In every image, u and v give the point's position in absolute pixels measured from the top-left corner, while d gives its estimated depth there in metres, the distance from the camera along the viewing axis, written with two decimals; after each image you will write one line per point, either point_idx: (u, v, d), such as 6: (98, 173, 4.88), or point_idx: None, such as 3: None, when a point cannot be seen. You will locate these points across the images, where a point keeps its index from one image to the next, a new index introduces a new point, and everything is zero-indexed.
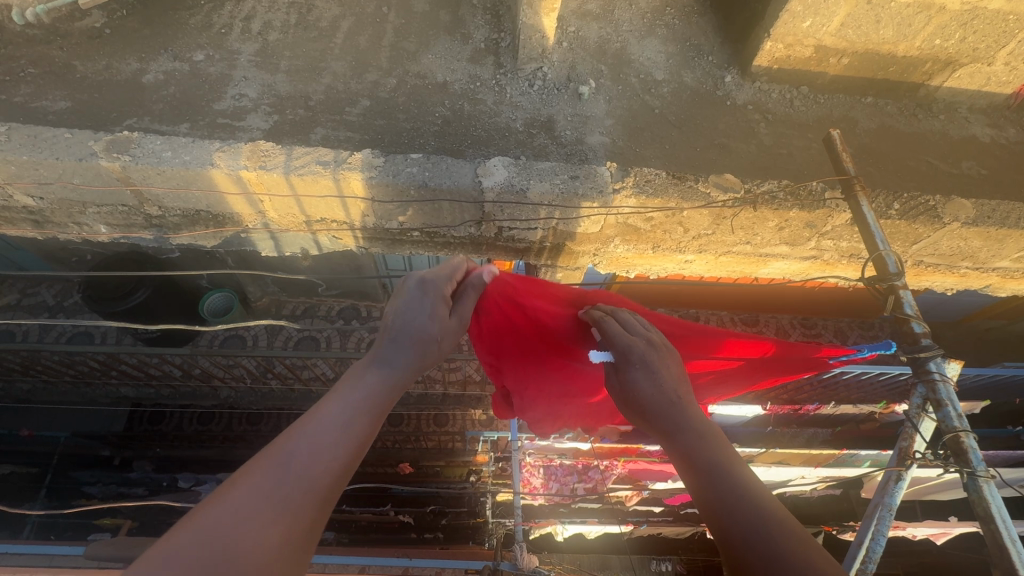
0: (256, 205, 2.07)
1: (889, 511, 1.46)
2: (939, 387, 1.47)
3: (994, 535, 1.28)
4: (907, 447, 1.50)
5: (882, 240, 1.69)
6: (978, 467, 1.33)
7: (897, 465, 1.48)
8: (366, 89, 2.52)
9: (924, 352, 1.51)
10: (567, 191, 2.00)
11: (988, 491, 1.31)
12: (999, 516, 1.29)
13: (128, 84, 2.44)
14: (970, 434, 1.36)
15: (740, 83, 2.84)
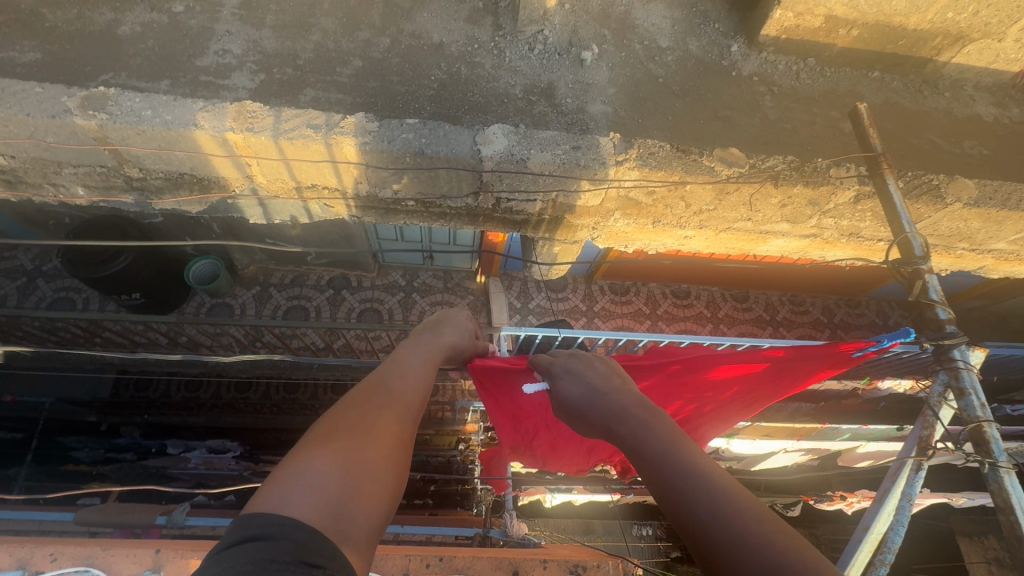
0: (244, 170, 1.97)
1: (909, 502, 1.48)
2: (963, 375, 1.49)
3: (1013, 526, 1.30)
4: (928, 437, 1.52)
5: (908, 222, 1.69)
6: (1000, 458, 1.36)
7: (916, 456, 1.50)
8: (357, 48, 2.39)
9: (949, 339, 1.51)
10: (568, 163, 1.94)
11: (1009, 481, 1.34)
12: (1019, 508, 1.31)
13: (102, 35, 2.28)
14: (993, 424, 1.38)
15: (746, 53, 2.75)
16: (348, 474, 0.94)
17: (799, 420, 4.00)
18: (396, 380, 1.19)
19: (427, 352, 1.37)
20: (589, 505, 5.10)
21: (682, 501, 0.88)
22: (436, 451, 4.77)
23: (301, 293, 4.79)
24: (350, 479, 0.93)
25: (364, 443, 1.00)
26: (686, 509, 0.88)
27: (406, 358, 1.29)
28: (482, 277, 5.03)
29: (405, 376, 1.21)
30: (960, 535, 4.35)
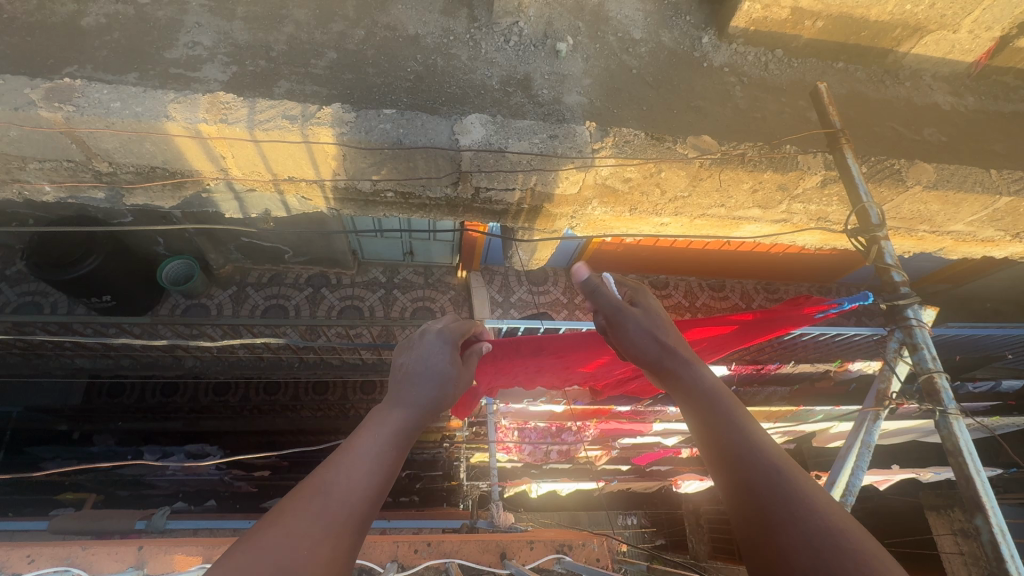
0: (218, 162, 1.94)
1: (868, 449, 1.53)
2: (916, 332, 1.57)
3: (962, 467, 1.37)
4: (884, 389, 1.57)
5: (866, 192, 1.76)
6: (949, 406, 1.43)
7: (875, 406, 1.54)
8: (332, 40, 2.37)
9: (902, 300, 1.59)
10: (545, 151, 1.96)
11: (957, 427, 1.41)
12: (967, 450, 1.38)
13: (65, 27, 2.22)
14: (943, 374, 1.46)
15: (717, 45, 2.81)
16: (330, 549, 0.79)
17: (775, 403, 4.12)
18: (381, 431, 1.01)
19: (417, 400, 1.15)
20: (575, 496, 5.16)
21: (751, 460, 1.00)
22: (421, 448, 4.76)
23: (279, 292, 4.73)
24: (332, 556, 0.79)
25: (345, 507, 0.85)
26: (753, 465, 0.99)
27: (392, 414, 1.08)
28: (463, 272, 5.04)
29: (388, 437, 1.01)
30: (928, 509, 4.53)
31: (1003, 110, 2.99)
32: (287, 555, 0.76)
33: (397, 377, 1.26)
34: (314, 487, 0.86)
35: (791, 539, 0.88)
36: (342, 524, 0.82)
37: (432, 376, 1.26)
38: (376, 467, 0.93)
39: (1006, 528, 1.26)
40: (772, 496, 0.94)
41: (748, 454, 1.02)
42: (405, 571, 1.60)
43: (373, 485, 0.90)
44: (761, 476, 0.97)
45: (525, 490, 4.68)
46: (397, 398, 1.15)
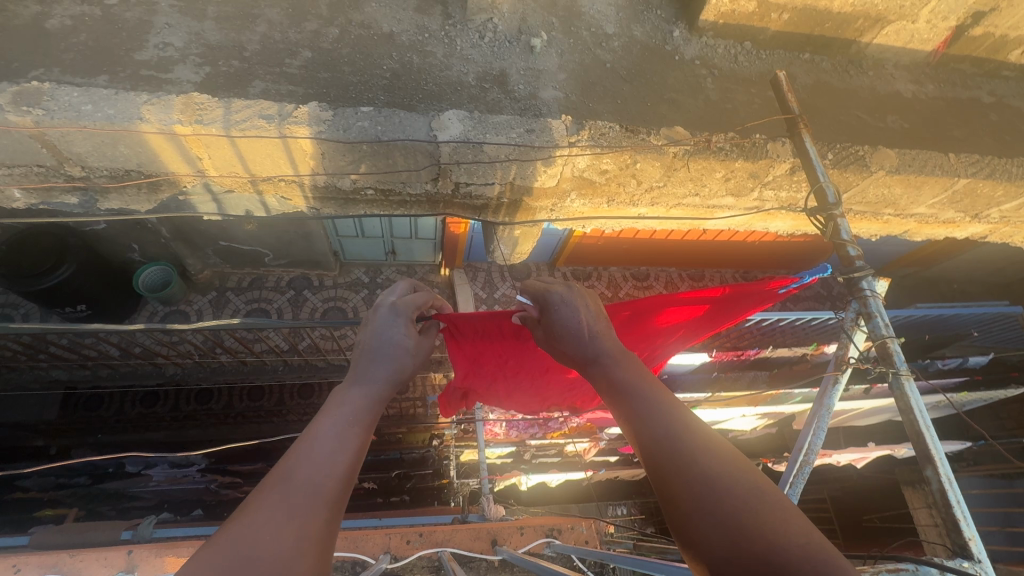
0: (194, 164, 1.93)
1: (828, 411, 1.60)
2: (870, 301, 1.64)
3: (913, 423, 1.46)
4: (843, 355, 1.65)
5: (823, 173, 1.86)
6: (901, 367, 1.51)
7: (834, 370, 1.62)
8: (306, 39, 2.37)
9: (857, 273, 1.66)
10: (523, 145, 2.00)
11: (908, 386, 1.50)
12: (918, 407, 1.47)
13: (29, 30, 2.17)
14: (895, 338, 1.54)
15: (688, 38, 2.88)
16: (299, 527, 0.77)
17: (755, 387, 4.23)
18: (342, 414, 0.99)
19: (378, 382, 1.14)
20: (565, 488, 5.21)
21: (647, 425, 0.99)
22: (410, 447, 4.76)
23: (261, 295, 4.67)
24: (302, 531, 0.77)
25: (311, 491, 0.83)
26: (649, 429, 0.98)
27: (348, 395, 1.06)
28: (446, 270, 5.05)
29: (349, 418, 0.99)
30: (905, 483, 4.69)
31: (961, 97, 3.11)
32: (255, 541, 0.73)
33: (355, 361, 1.24)
34: (278, 476, 0.84)
35: (683, 495, 0.87)
36: (309, 507, 0.80)
37: (390, 354, 1.24)
38: (340, 451, 0.91)
39: (952, 476, 1.34)
40: (664, 450, 0.94)
41: (649, 418, 1.00)
42: (397, 561, 1.63)
43: (341, 465, 0.89)
44: (657, 435, 0.96)
45: (516, 483, 4.72)
46: (357, 382, 1.13)
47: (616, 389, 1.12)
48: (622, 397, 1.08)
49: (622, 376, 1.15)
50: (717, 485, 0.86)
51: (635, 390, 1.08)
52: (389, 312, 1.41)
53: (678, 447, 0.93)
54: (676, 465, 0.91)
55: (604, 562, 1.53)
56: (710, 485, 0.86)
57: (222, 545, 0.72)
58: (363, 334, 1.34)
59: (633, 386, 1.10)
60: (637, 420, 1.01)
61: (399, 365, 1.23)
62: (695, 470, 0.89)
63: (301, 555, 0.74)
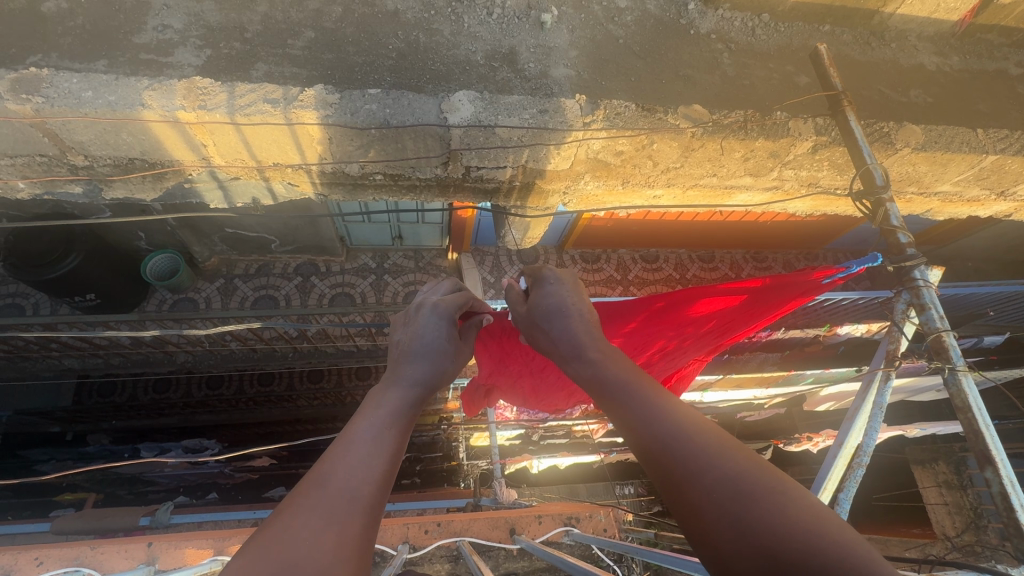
0: (199, 152, 1.88)
1: (879, 410, 1.53)
2: (923, 292, 1.59)
3: (971, 422, 1.40)
4: (894, 349, 1.61)
5: (870, 154, 1.79)
6: (957, 363, 1.46)
7: (886, 366, 1.56)
8: (308, 19, 2.29)
9: (909, 261, 1.61)
10: (538, 126, 1.92)
11: (966, 383, 1.44)
12: (976, 405, 1.42)
13: (24, 13, 2.10)
14: (951, 333, 1.49)
15: (703, 11, 2.77)
16: (337, 533, 0.74)
17: (767, 369, 4.19)
18: (378, 417, 0.97)
19: (414, 385, 1.11)
20: (574, 469, 5.25)
21: (645, 423, 0.91)
22: (420, 431, 4.79)
23: (268, 282, 4.66)
24: (339, 538, 0.74)
25: (348, 497, 0.80)
26: (648, 429, 0.90)
27: (386, 397, 1.04)
28: (454, 255, 5.01)
29: (384, 421, 0.97)
30: (916, 463, 4.68)
31: (987, 69, 2.99)
32: (294, 547, 0.71)
33: (393, 360, 1.22)
34: (315, 476, 0.82)
35: (699, 494, 0.77)
36: (348, 513, 0.78)
37: (428, 357, 1.21)
38: (376, 455, 0.88)
39: (1015, 478, 1.30)
40: (668, 450, 0.85)
41: (651, 416, 0.92)
42: (417, 552, 1.62)
43: (378, 470, 0.86)
44: (661, 432, 0.87)
45: (526, 466, 4.75)
46: (394, 383, 1.11)
47: (610, 390, 1.04)
48: (618, 399, 1.00)
49: (615, 377, 1.07)
50: (736, 480, 0.77)
51: (628, 390, 1.01)
52: (430, 313, 1.39)
53: (682, 443, 0.85)
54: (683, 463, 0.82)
55: (625, 553, 1.51)
56: (726, 480, 0.77)
57: (264, 548, 0.70)
58: (399, 332, 1.33)
59: (627, 385, 1.03)
60: (635, 419, 0.93)
61: (437, 369, 1.20)
62: (708, 463, 0.80)
63: (338, 560, 0.71)
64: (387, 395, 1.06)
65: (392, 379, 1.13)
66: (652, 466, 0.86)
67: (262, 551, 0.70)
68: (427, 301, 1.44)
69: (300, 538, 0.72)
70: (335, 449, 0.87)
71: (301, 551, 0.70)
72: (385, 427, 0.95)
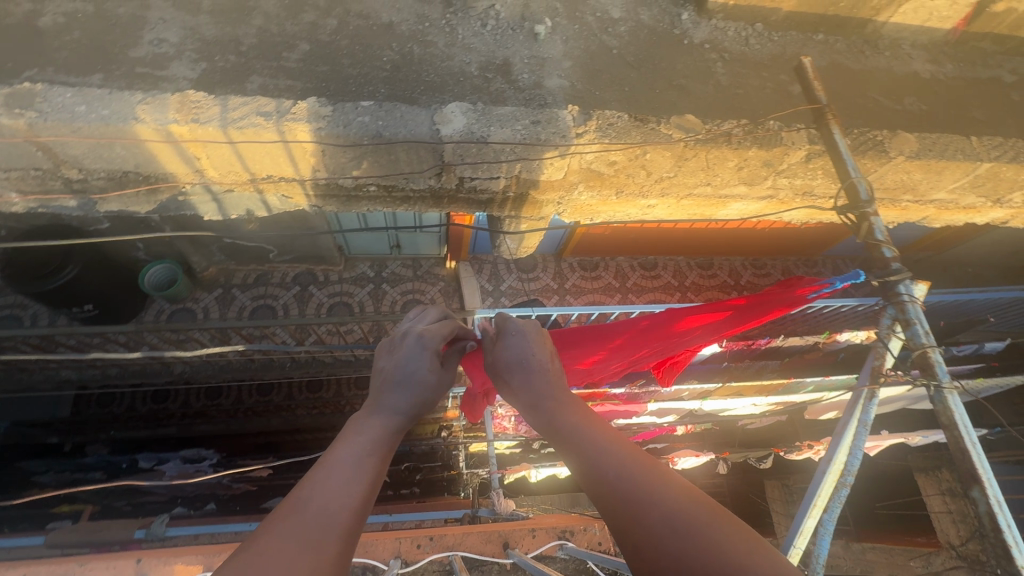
0: (193, 164, 1.89)
1: (864, 427, 1.51)
2: (908, 307, 1.58)
3: (957, 440, 1.39)
4: (879, 365, 1.59)
5: (854, 168, 1.78)
6: (943, 380, 1.45)
7: (870, 383, 1.55)
8: (303, 32, 2.30)
9: (893, 276, 1.61)
10: (530, 138, 1.93)
11: (952, 400, 1.43)
12: (962, 423, 1.40)
13: (22, 28, 2.12)
14: (937, 349, 1.48)
15: (697, 21, 2.78)
16: (314, 558, 0.73)
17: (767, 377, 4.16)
18: (360, 445, 0.97)
19: (398, 416, 1.10)
20: (575, 479, 5.21)
21: (599, 470, 0.91)
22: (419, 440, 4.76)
23: (267, 292, 4.66)
24: (314, 563, 0.73)
25: (325, 522, 0.79)
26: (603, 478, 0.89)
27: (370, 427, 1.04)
28: (452, 263, 5.01)
29: (365, 449, 0.96)
30: (919, 472, 4.64)
31: (982, 77, 3.00)
32: (269, 569, 0.69)
33: (375, 391, 1.20)
34: (293, 503, 0.82)
35: (649, 538, 0.77)
36: (323, 539, 0.77)
37: (415, 383, 1.21)
38: (355, 483, 0.87)
39: (1002, 498, 1.28)
40: (620, 497, 0.84)
41: (606, 464, 0.91)
42: (408, 566, 1.61)
43: (354, 499, 0.85)
44: (613, 479, 0.87)
45: (525, 476, 4.72)
46: (380, 412, 1.10)
47: (566, 439, 1.03)
48: (575, 449, 0.99)
49: (574, 425, 1.06)
50: (682, 523, 0.77)
51: (584, 439, 1.01)
52: (415, 341, 1.34)
53: (633, 488, 0.85)
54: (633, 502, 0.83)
55: (617, 570, 1.50)
56: (672, 524, 0.77)
57: (238, 571, 0.69)
58: (383, 359, 1.31)
59: (584, 433, 1.03)
60: (590, 468, 0.93)
61: (423, 398, 1.19)
62: (657, 507, 0.80)
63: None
64: (368, 424, 1.06)
65: (375, 409, 1.12)
66: (602, 511, 0.85)
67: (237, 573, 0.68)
68: (413, 329, 1.40)
69: (277, 562, 0.71)
70: (318, 474, 0.87)
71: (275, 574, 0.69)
72: (366, 456, 0.95)
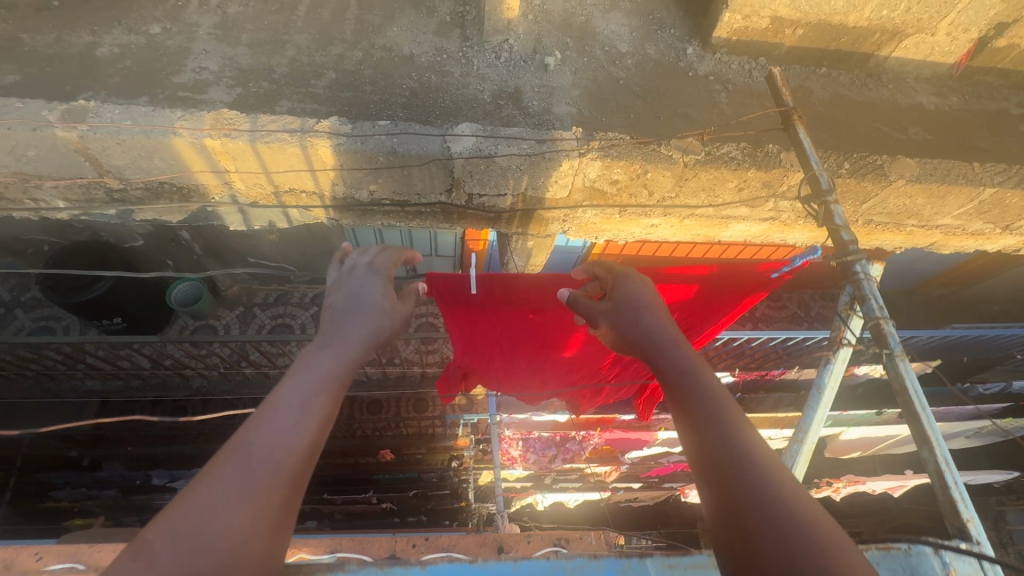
0: (223, 176, 2.04)
1: (821, 391, 1.66)
2: (864, 284, 1.60)
3: (908, 405, 1.42)
4: (836, 334, 1.67)
5: (816, 162, 1.83)
6: (894, 349, 1.46)
7: (828, 349, 1.65)
8: (331, 62, 2.50)
9: (850, 256, 1.63)
10: (535, 155, 2.04)
11: (903, 368, 1.45)
12: (913, 390, 1.42)
13: (81, 58, 2.36)
14: (889, 320, 1.49)
15: (701, 55, 2.92)
16: (252, 507, 0.80)
17: (782, 409, 4.08)
18: (307, 382, 1.02)
19: (347, 351, 1.16)
20: (584, 512, 5.09)
21: (721, 445, 0.93)
22: (428, 469, 4.78)
23: (286, 311, 4.82)
24: (253, 514, 0.79)
25: (268, 471, 0.85)
26: (721, 452, 0.92)
27: (318, 361, 1.09)
28: None
29: (315, 390, 1.01)
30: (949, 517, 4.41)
31: (987, 109, 3.04)
32: (207, 518, 0.76)
33: (327, 321, 1.27)
34: (236, 446, 0.87)
35: (760, 531, 0.80)
36: (264, 484, 0.84)
37: (357, 317, 1.27)
38: (303, 427, 0.93)
39: (950, 458, 1.30)
40: (739, 491, 0.85)
41: (729, 440, 0.93)
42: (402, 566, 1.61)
43: (305, 441, 0.92)
44: (739, 471, 0.88)
45: (533, 505, 4.65)
46: (329, 345, 1.16)
47: (684, 398, 1.05)
48: (695, 408, 1.01)
49: (696, 383, 1.07)
50: (803, 528, 0.79)
51: (710, 411, 0.99)
52: (362, 272, 1.45)
53: (759, 482, 0.86)
54: (753, 496, 0.84)
55: None
56: (789, 531, 0.78)
57: (175, 517, 0.76)
58: (333, 293, 1.38)
59: (710, 395, 1.04)
60: (711, 437, 0.95)
61: (371, 330, 1.25)
62: (780, 507, 0.81)
63: (252, 533, 0.78)
64: (312, 360, 1.10)
65: (322, 341, 1.17)
66: (716, 497, 0.87)
67: (182, 522, 0.76)
68: (361, 262, 1.49)
69: (212, 512, 0.78)
70: (261, 418, 0.93)
71: (209, 526, 0.76)
72: (311, 394, 1.00)
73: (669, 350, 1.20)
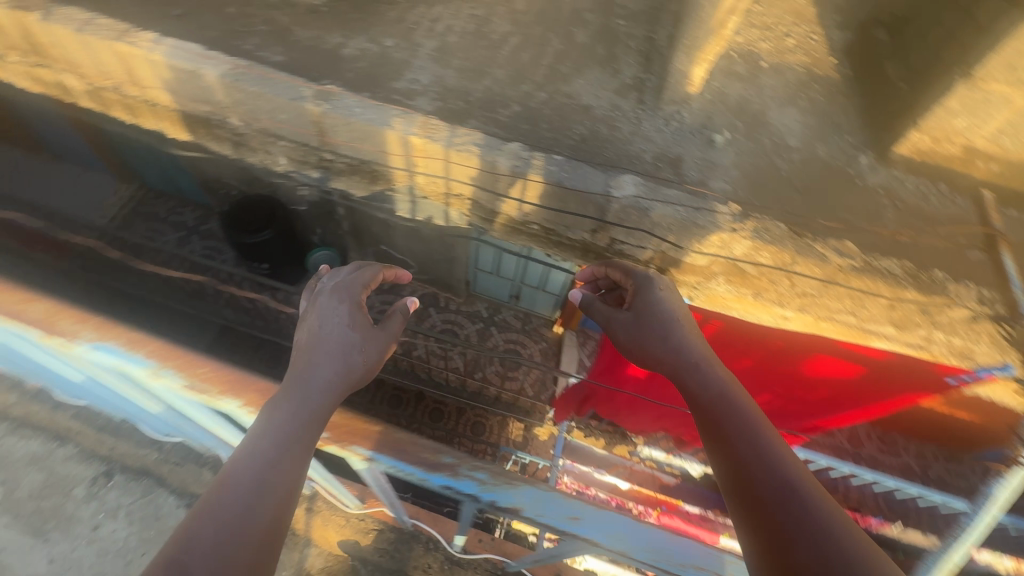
0: (411, 169, 2.38)
1: None
2: None
3: None
4: None
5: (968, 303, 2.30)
6: None
7: None
8: (519, 97, 2.82)
9: None
10: (687, 219, 2.13)
11: None
12: None
13: (329, 53, 2.88)
14: None
15: (876, 167, 2.63)
16: (230, 535, 1.31)
17: None
18: (271, 437, 1.53)
19: (302, 400, 1.65)
20: None
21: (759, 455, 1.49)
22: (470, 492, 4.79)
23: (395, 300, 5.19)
24: (234, 540, 1.31)
25: (237, 510, 1.36)
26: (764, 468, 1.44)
27: (279, 412, 1.61)
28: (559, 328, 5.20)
29: (275, 438, 1.53)
30: None
31: None
32: (203, 547, 1.27)
33: (295, 367, 1.77)
34: (223, 475, 1.42)
35: (788, 512, 1.34)
36: (240, 519, 1.34)
37: (323, 357, 1.78)
38: (268, 470, 1.45)
39: None
40: (778, 486, 1.40)
41: (771, 462, 1.46)
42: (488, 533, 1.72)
43: (271, 480, 1.43)
44: (783, 475, 1.42)
45: None
46: (293, 395, 1.66)
47: (736, 420, 1.60)
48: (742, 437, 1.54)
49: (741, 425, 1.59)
50: (831, 525, 1.29)
51: (753, 429, 1.56)
52: (328, 302, 1.96)
53: (785, 480, 1.41)
54: (786, 491, 1.38)
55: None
56: (815, 518, 1.31)
57: (176, 550, 1.26)
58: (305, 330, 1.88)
59: (753, 431, 1.57)
60: (752, 453, 1.50)
61: (339, 366, 1.78)
62: (814, 501, 1.35)
63: (239, 545, 1.31)
64: (275, 414, 1.60)
65: (283, 394, 1.66)
66: (772, 493, 1.39)
67: (189, 547, 1.27)
68: (324, 293, 2.00)
69: (206, 543, 1.29)
70: (231, 473, 1.42)
71: (206, 551, 1.27)
72: (271, 445, 1.50)
73: (706, 377, 1.77)
